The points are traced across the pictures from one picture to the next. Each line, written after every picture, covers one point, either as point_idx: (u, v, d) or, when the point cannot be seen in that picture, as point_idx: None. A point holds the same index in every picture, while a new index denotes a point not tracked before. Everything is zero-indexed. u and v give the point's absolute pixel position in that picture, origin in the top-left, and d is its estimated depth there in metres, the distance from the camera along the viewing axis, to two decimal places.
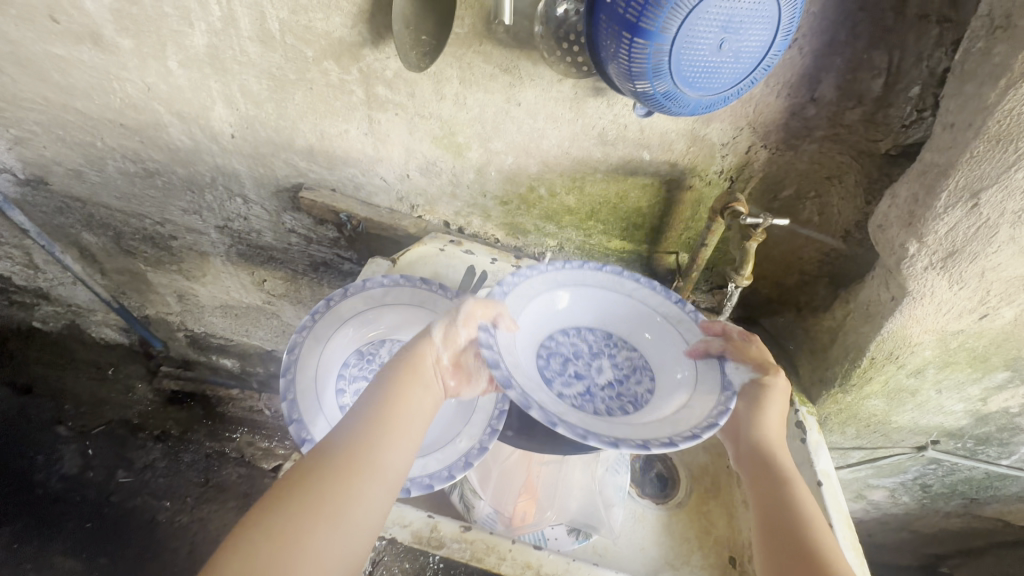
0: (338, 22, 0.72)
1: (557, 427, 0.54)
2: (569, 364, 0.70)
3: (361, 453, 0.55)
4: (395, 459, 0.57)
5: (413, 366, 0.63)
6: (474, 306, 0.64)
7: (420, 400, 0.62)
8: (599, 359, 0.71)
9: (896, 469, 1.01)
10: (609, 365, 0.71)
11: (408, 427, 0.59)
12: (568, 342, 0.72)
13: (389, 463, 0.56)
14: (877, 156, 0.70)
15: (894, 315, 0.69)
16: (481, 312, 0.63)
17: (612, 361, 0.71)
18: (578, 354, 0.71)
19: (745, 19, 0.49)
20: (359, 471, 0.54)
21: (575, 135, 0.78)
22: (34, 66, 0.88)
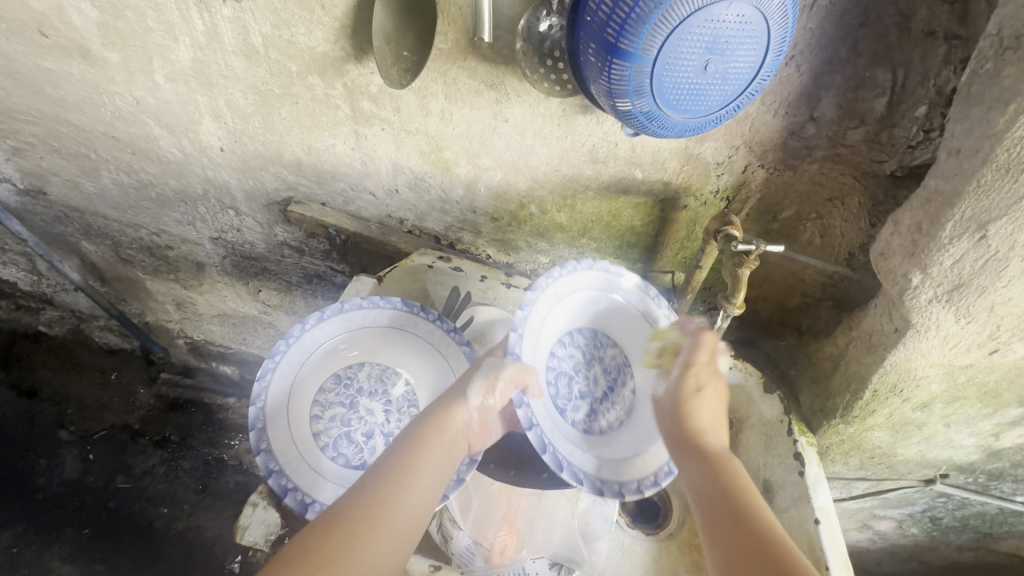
0: (320, 37, 0.70)
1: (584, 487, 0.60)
2: (571, 378, 0.71)
3: (377, 510, 0.56)
4: (406, 521, 0.57)
5: (440, 427, 0.63)
6: (512, 367, 0.62)
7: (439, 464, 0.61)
8: (593, 365, 0.73)
9: (903, 500, 0.96)
10: (601, 371, 0.73)
11: (426, 489, 0.59)
12: (567, 353, 0.72)
13: (401, 525, 0.57)
14: (882, 177, 0.67)
15: (897, 347, 0.65)
16: (518, 376, 0.62)
17: (602, 365, 0.73)
18: (575, 362, 0.72)
19: (732, 39, 0.46)
20: (371, 532, 0.55)
21: (565, 152, 0.76)
22: (26, 79, 0.88)
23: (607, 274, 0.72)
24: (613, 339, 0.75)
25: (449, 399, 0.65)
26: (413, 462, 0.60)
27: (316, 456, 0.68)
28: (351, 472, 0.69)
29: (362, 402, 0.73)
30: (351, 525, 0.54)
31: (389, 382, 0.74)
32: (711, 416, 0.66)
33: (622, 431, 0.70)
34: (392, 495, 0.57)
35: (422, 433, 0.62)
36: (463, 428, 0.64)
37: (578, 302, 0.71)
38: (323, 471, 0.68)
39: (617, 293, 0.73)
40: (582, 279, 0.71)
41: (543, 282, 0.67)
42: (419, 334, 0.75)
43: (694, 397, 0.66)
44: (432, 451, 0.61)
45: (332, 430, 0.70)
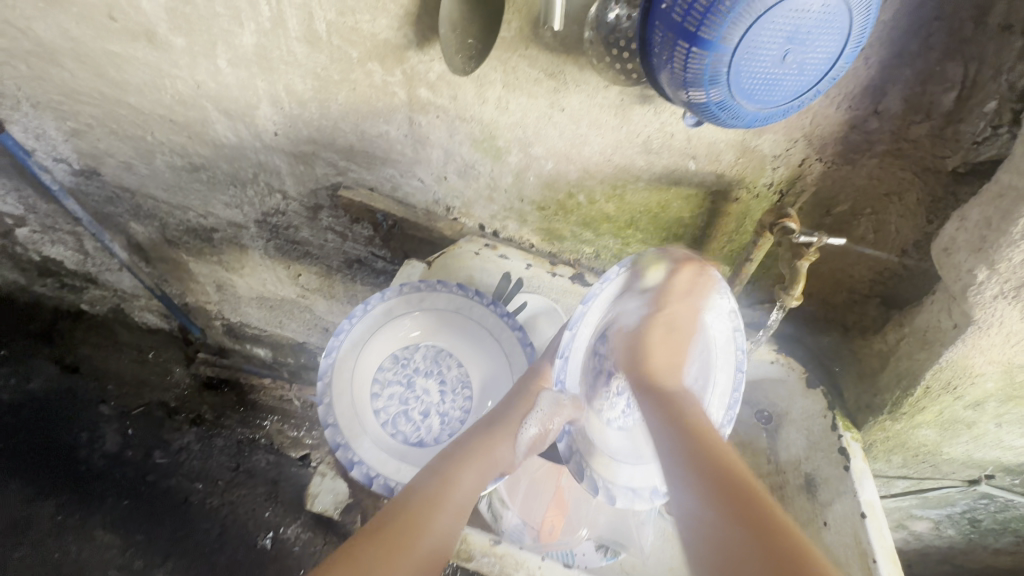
0: (384, 24, 0.72)
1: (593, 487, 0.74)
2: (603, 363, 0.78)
3: (427, 512, 0.64)
4: (450, 520, 0.65)
5: (483, 449, 0.71)
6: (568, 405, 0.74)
7: (480, 474, 0.70)
8: None
9: (944, 500, 0.99)
10: None
11: (464, 501, 0.67)
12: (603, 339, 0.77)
13: (447, 527, 0.65)
14: (943, 173, 0.67)
15: (955, 343, 0.66)
16: (573, 409, 0.75)
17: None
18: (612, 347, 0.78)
19: (813, 30, 0.47)
20: (426, 523, 0.64)
21: (619, 142, 0.76)
22: (92, 62, 0.90)
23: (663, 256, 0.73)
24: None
25: (495, 433, 0.73)
26: (455, 478, 0.68)
27: (378, 432, 0.76)
28: (409, 448, 0.76)
29: (419, 381, 0.79)
30: (414, 513, 0.64)
31: (443, 364, 0.80)
32: (668, 356, 0.74)
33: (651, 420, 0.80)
34: (440, 497, 0.66)
35: (468, 453, 0.71)
36: (503, 460, 0.72)
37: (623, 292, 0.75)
38: (384, 448, 0.75)
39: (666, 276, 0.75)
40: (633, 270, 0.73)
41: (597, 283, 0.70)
42: (474, 318, 0.79)
43: (649, 342, 0.74)
44: (471, 471, 0.69)
45: (391, 408, 0.77)
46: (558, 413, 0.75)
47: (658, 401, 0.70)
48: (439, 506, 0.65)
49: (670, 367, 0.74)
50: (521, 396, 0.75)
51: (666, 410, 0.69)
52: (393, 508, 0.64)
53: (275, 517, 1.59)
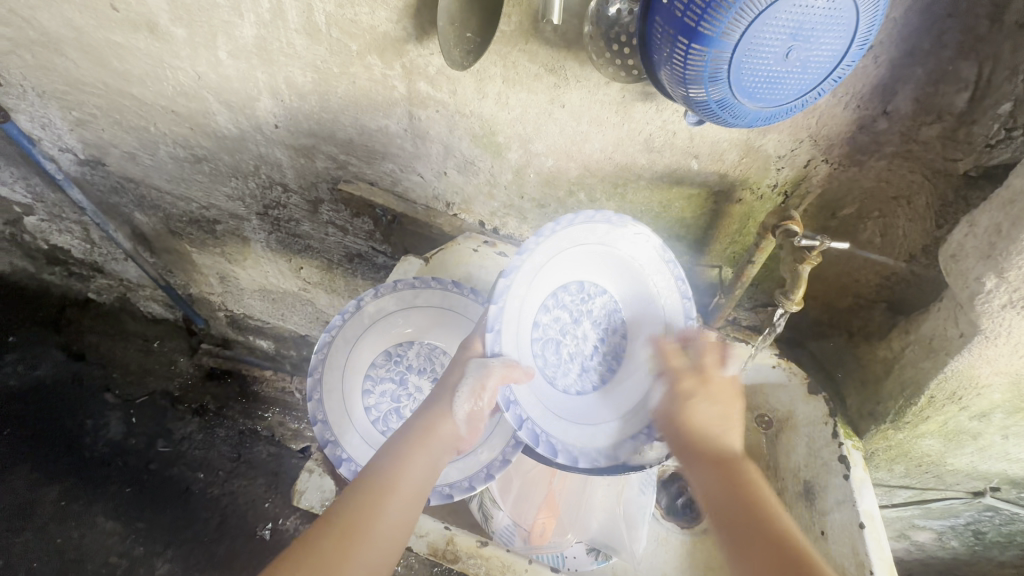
0: (383, 16, 0.71)
1: (558, 457, 0.66)
2: (560, 339, 0.74)
3: (381, 494, 0.60)
4: (405, 501, 0.61)
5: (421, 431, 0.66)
6: (499, 371, 0.64)
7: (428, 455, 0.65)
8: (582, 321, 0.75)
9: (947, 511, 0.98)
10: (589, 323, 0.76)
11: (418, 481, 0.63)
12: (553, 314, 0.73)
13: (403, 509, 0.60)
14: (954, 177, 0.65)
15: (961, 353, 0.64)
16: (505, 371, 0.64)
17: (592, 317, 0.76)
18: (562, 322, 0.74)
19: (819, 26, 0.45)
20: (375, 511, 0.58)
21: (620, 140, 0.75)
22: (95, 52, 0.90)
23: (589, 224, 0.69)
24: (602, 288, 0.75)
25: (434, 409, 0.67)
26: (404, 458, 0.63)
27: (368, 429, 0.75)
28: None
29: (411, 379, 0.79)
30: (353, 507, 0.58)
31: (437, 362, 0.80)
32: (719, 411, 0.64)
33: (616, 383, 0.75)
34: (387, 485, 0.61)
35: (410, 437, 0.65)
36: (451, 435, 0.67)
37: (554, 264, 0.70)
38: (374, 445, 0.74)
39: (600, 242, 0.71)
40: (562, 240, 0.69)
41: (518, 256, 0.66)
42: (468, 316, 0.79)
43: (693, 403, 0.65)
44: (418, 452, 0.64)
45: (383, 405, 0.77)
46: (489, 379, 0.64)
47: (714, 470, 0.59)
48: (385, 494, 0.60)
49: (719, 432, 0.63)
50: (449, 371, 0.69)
51: (710, 479, 0.59)
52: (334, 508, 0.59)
53: (275, 508, 1.60)
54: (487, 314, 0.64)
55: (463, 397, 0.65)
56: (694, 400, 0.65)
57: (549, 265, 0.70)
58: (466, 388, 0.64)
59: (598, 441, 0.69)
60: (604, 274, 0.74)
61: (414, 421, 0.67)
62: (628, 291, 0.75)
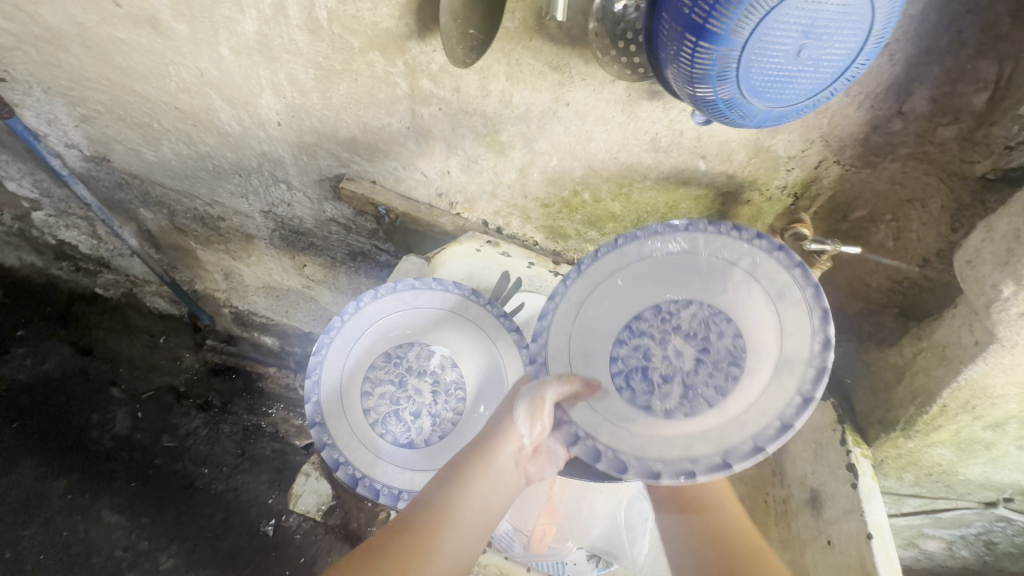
0: (385, 12, 0.69)
1: (629, 473, 0.60)
2: (647, 366, 0.67)
3: (447, 517, 0.61)
4: (469, 527, 0.61)
5: (484, 453, 0.65)
6: (556, 390, 0.64)
7: (493, 476, 0.64)
8: (671, 338, 0.67)
9: (957, 521, 0.97)
10: (682, 339, 0.67)
11: (482, 511, 0.63)
12: (632, 344, 0.68)
13: (471, 530, 0.62)
14: (971, 179, 0.63)
15: (976, 361, 0.63)
16: (561, 385, 0.64)
17: (683, 331, 0.67)
18: (648, 348, 0.68)
19: (831, 23, 0.44)
20: (442, 530, 0.60)
21: (625, 139, 0.73)
22: (98, 48, 0.90)
23: (620, 252, 0.67)
24: (681, 300, 0.67)
25: (496, 431, 0.66)
26: (470, 483, 0.63)
27: (366, 432, 0.75)
28: (397, 449, 0.75)
29: (411, 381, 0.78)
30: (422, 521, 0.61)
31: (437, 363, 0.78)
32: None
33: (731, 391, 0.62)
34: (451, 506, 0.62)
35: (475, 457, 0.65)
36: (513, 458, 0.65)
37: (596, 300, 0.68)
38: (371, 446, 0.74)
39: (642, 262, 0.67)
40: (596, 274, 0.68)
41: (550, 299, 0.68)
42: (469, 318, 0.78)
43: None
44: (481, 475, 0.64)
45: (381, 407, 0.76)
46: (543, 404, 0.63)
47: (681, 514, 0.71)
48: (450, 516, 0.61)
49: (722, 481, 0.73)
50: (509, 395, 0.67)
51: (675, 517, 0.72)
52: (404, 518, 0.61)
53: (279, 504, 1.61)
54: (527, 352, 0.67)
55: (526, 418, 0.64)
56: None
57: (590, 304, 0.68)
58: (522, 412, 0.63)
59: (697, 455, 0.60)
60: (679, 284, 0.67)
61: (478, 441, 0.66)
62: (710, 289, 0.66)
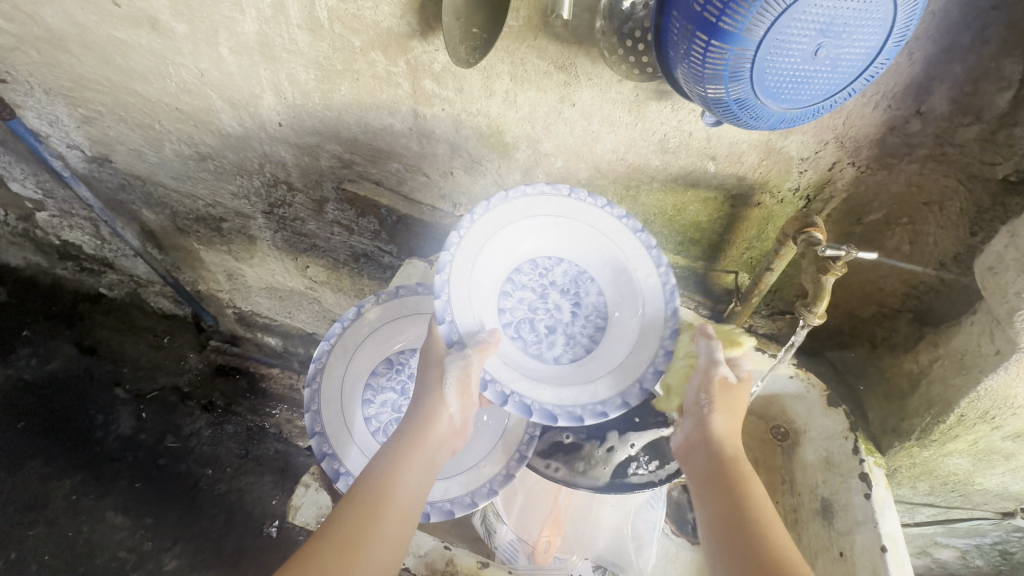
0: (387, 11, 0.68)
1: (559, 419, 0.63)
2: (531, 318, 0.72)
3: (376, 505, 0.58)
4: (402, 507, 0.59)
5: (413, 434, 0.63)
6: (476, 358, 0.61)
7: (424, 456, 0.63)
8: (546, 294, 0.73)
9: (972, 530, 0.95)
10: (557, 294, 0.73)
11: (412, 492, 0.61)
12: (516, 297, 0.72)
13: (405, 511, 0.59)
14: (992, 181, 0.60)
15: (996, 371, 0.61)
16: (481, 356, 0.62)
17: (557, 287, 0.73)
18: (530, 301, 0.72)
19: (851, 21, 0.42)
20: (372, 518, 0.57)
21: (633, 140, 0.71)
22: (98, 48, 0.89)
23: (507, 206, 0.68)
24: (553, 257, 0.73)
25: (425, 410, 0.64)
26: (397, 466, 0.61)
27: (367, 441, 0.74)
28: None
29: (413, 388, 0.77)
30: (352, 514, 0.57)
31: None
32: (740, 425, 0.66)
33: (606, 340, 0.71)
34: (382, 493, 0.59)
35: (403, 440, 0.63)
36: (444, 435, 0.65)
37: (488, 250, 0.68)
38: (370, 456, 0.73)
39: (521, 217, 0.69)
40: (483, 228, 0.67)
41: (446, 250, 0.64)
42: None
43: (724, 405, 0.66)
44: (413, 457, 0.62)
45: (383, 416, 0.75)
46: (471, 373, 0.62)
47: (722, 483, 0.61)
48: (381, 502, 0.58)
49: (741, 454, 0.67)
50: (431, 367, 0.65)
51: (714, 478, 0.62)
52: (331, 518, 0.57)
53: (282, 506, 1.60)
54: (434, 308, 0.62)
55: (451, 394, 0.64)
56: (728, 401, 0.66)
57: (483, 255, 0.68)
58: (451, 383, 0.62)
59: (604, 397, 0.66)
60: (553, 242, 0.72)
61: (405, 423, 0.64)
62: (579, 252, 0.73)
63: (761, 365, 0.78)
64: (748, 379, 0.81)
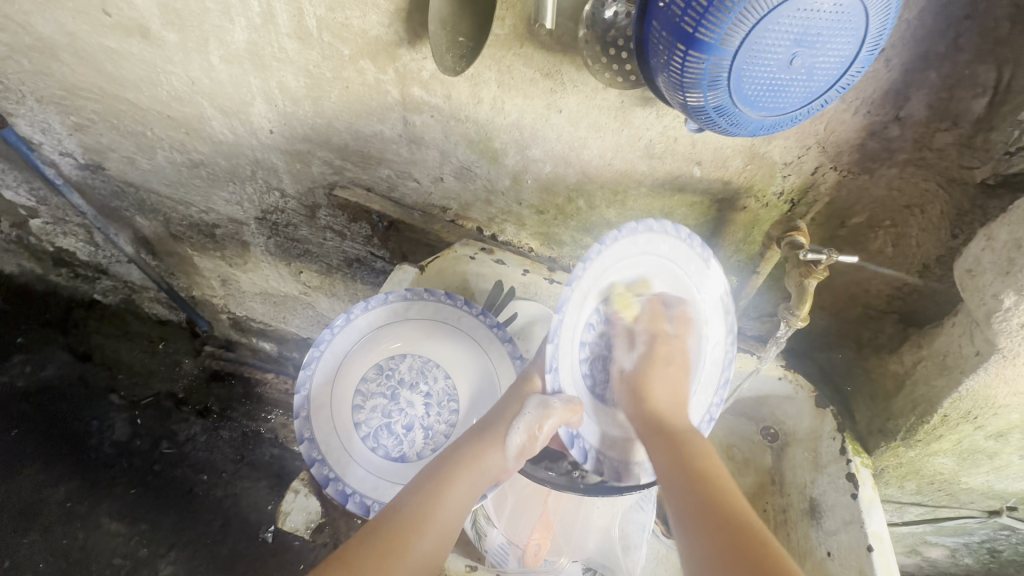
0: (375, 20, 0.69)
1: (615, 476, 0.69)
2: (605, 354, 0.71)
3: (418, 522, 0.61)
4: (443, 527, 0.62)
5: (468, 460, 0.66)
6: (557, 416, 0.63)
7: (474, 482, 0.66)
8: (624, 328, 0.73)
9: (960, 529, 0.96)
10: (629, 330, 0.73)
11: (455, 517, 0.64)
12: (596, 331, 0.69)
13: (444, 534, 0.62)
14: (971, 185, 0.62)
15: (976, 372, 0.62)
16: (567, 413, 0.63)
17: (632, 323, 0.73)
18: (606, 335, 0.70)
19: (824, 31, 0.43)
20: (413, 535, 0.60)
21: (619, 146, 0.72)
22: (90, 57, 0.89)
23: (632, 239, 0.65)
24: (640, 293, 0.71)
25: (484, 438, 0.68)
26: (444, 489, 0.64)
27: (358, 445, 0.75)
28: (389, 463, 0.75)
29: (403, 394, 0.78)
30: (395, 527, 0.61)
31: (430, 375, 0.78)
32: (672, 391, 0.68)
33: None
34: (427, 513, 0.62)
35: (455, 463, 0.66)
36: (495, 466, 0.67)
37: (598, 285, 0.66)
38: (362, 462, 0.74)
39: (642, 252, 0.67)
40: (605, 259, 0.64)
41: (569, 286, 0.60)
42: (461, 328, 0.78)
43: (653, 376, 0.69)
44: (461, 480, 0.65)
45: (373, 421, 0.76)
46: (546, 421, 0.64)
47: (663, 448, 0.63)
48: (424, 522, 0.61)
49: (677, 408, 0.68)
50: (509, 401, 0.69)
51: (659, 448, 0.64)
52: (376, 524, 0.61)
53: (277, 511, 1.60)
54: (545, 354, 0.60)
55: (516, 429, 0.66)
56: (651, 374, 0.69)
57: (593, 289, 0.65)
58: (522, 424, 0.65)
59: None
60: (646, 276, 0.71)
61: (461, 447, 0.67)
62: (666, 291, 0.73)
63: (747, 366, 0.80)
64: (732, 378, 0.83)
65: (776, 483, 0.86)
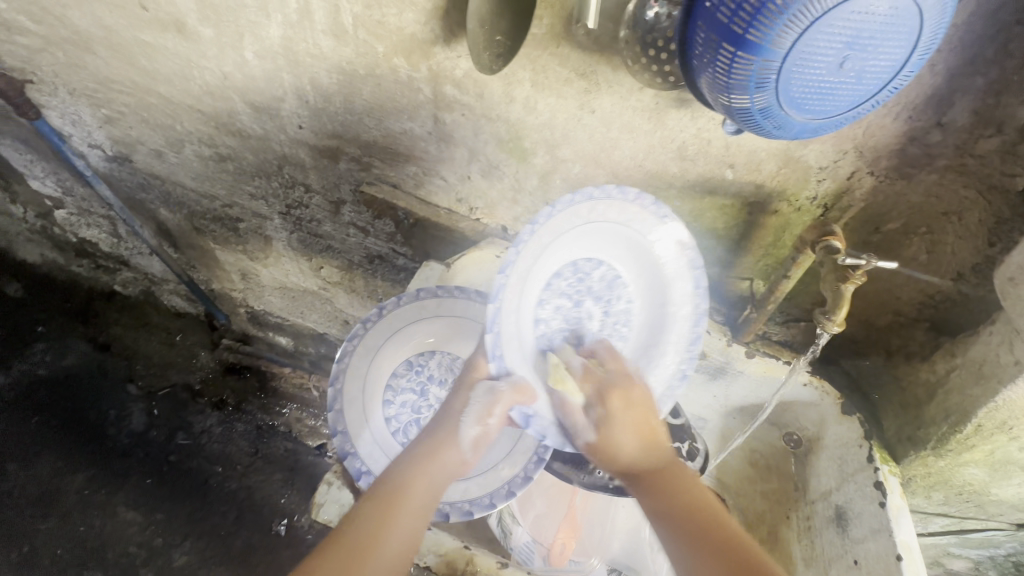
0: (411, 18, 0.69)
1: None
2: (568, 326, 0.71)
3: (391, 504, 0.60)
4: (414, 514, 0.61)
5: (430, 450, 0.65)
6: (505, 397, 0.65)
7: (441, 469, 0.64)
8: (585, 297, 0.71)
9: (985, 540, 0.95)
10: (593, 300, 0.71)
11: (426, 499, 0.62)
12: (552, 305, 0.70)
13: (416, 520, 0.61)
14: (1010, 193, 0.61)
15: (1015, 382, 0.61)
16: (515, 395, 0.65)
17: (594, 292, 0.71)
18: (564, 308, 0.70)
19: (877, 35, 0.42)
20: (388, 519, 0.59)
21: (651, 147, 0.72)
22: (123, 50, 0.90)
23: (572, 211, 0.63)
24: (593, 259, 0.69)
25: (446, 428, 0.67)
26: (414, 474, 0.63)
27: (388, 439, 0.75)
28: None
29: (433, 390, 0.79)
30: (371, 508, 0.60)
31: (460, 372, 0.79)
32: (636, 433, 0.65)
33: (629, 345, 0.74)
34: (399, 496, 0.61)
35: (418, 453, 0.65)
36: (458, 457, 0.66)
37: (542, 262, 0.65)
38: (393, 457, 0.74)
39: (586, 221, 0.65)
40: (540, 239, 0.63)
41: (502, 274, 0.61)
42: None
43: (614, 425, 0.66)
44: (428, 468, 0.64)
45: (404, 416, 0.77)
46: (498, 405, 0.65)
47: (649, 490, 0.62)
48: (397, 503, 0.60)
49: (645, 448, 0.65)
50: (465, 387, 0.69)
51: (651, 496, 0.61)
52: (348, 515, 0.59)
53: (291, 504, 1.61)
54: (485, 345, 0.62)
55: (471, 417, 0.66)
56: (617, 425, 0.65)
57: (535, 268, 0.65)
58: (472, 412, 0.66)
59: None
60: (596, 244, 0.69)
61: (424, 436, 0.67)
62: (624, 258, 0.71)
63: (774, 371, 0.80)
64: (759, 384, 0.83)
65: (799, 489, 0.85)
